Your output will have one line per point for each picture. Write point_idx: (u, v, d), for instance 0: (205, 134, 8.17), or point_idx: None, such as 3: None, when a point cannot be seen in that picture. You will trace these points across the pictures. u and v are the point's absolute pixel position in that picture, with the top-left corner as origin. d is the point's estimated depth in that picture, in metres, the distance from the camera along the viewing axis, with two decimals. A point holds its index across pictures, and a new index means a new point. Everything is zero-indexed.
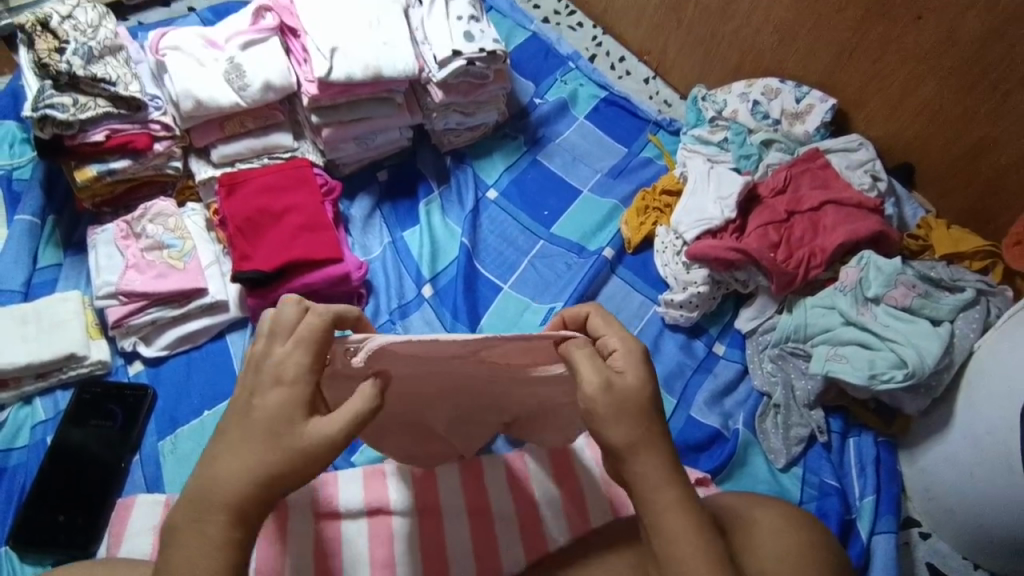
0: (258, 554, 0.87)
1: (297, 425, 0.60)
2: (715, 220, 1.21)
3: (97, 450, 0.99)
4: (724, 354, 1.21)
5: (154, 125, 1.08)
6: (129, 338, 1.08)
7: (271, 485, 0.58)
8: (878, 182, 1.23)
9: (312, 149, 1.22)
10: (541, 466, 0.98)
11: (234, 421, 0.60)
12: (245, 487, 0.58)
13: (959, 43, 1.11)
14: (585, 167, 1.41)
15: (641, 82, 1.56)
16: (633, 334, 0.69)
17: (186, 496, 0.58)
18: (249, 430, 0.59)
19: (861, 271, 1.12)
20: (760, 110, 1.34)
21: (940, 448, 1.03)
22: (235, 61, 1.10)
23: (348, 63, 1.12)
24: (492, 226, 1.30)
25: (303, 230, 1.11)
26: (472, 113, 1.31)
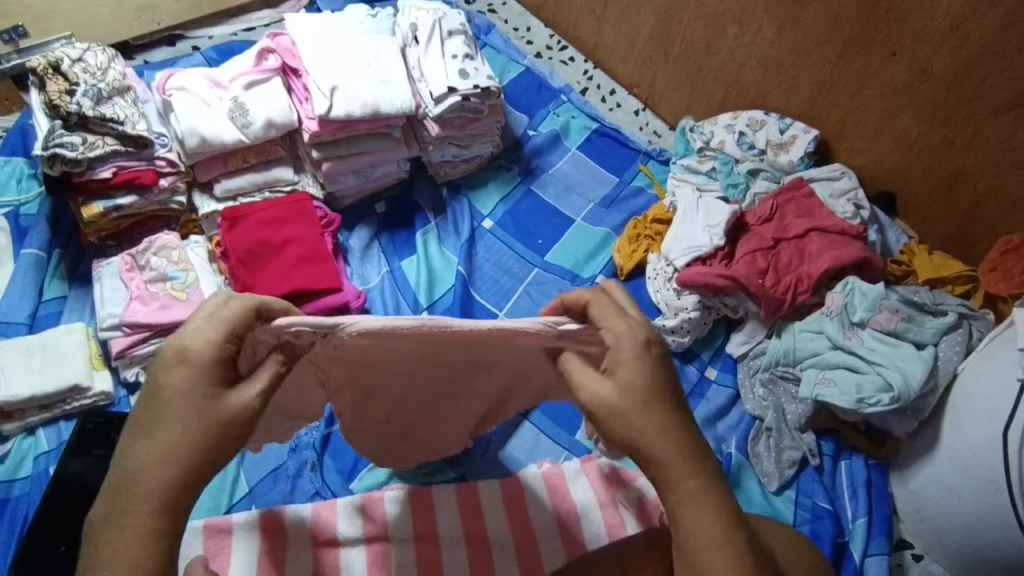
0: None
1: (211, 399, 0.58)
2: (704, 247, 1.24)
3: (96, 480, 0.99)
4: (716, 378, 1.24)
5: (160, 162, 1.12)
6: (132, 369, 1.09)
7: (198, 472, 0.57)
8: (860, 211, 1.27)
9: (312, 182, 1.25)
10: (537, 492, 1.00)
11: (146, 405, 0.57)
12: (166, 475, 0.55)
13: (932, 78, 1.16)
14: (578, 196, 1.45)
15: (631, 114, 1.61)
16: None
17: (106, 491, 0.55)
18: (162, 411, 0.57)
19: (846, 296, 1.15)
20: (745, 141, 1.39)
21: (929, 470, 1.05)
22: (239, 100, 1.14)
23: (347, 101, 1.16)
24: (488, 255, 1.34)
25: (303, 261, 1.14)
26: (468, 146, 1.35)
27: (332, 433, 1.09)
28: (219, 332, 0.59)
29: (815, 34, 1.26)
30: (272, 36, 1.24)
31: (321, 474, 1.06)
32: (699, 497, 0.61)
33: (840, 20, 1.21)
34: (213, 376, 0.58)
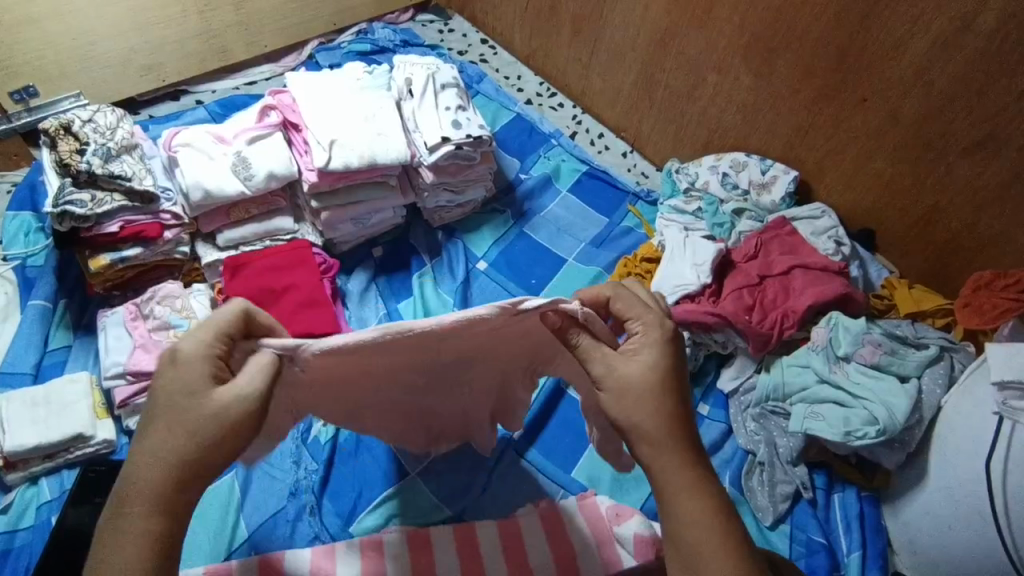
0: None
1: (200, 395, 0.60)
2: (691, 285, 1.28)
3: (94, 529, 1.00)
4: (708, 414, 1.26)
5: (165, 215, 1.16)
6: (134, 417, 1.12)
7: (195, 464, 0.59)
8: (842, 247, 1.31)
9: (312, 231, 1.30)
10: (535, 532, 1.02)
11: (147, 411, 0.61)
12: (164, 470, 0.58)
13: (902, 121, 1.22)
14: (570, 237, 1.49)
15: (619, 156, 1.67)
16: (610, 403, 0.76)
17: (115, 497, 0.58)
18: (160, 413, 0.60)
19: (831, 331, 1.18)
20: (729, 181, 1.45)
21: (920, 502, 1.07)
22: (242, 154, 1.19)
23: (346, 153, 1.21)
24: (482, 295, 1.37)
25: (302, 308, 1.17)
26: (462, 191, 1.40)
27: (331, 474, 1.12)
28: (206, 338, 0.63)
29: (790, 80, 1.32)
30: (273, 94, 1.30)
31: (320, 517, 1.07)
32: (698, 532, 0.63)
33: (812, 69, 1.28)
34: (202, 376, 0.61)
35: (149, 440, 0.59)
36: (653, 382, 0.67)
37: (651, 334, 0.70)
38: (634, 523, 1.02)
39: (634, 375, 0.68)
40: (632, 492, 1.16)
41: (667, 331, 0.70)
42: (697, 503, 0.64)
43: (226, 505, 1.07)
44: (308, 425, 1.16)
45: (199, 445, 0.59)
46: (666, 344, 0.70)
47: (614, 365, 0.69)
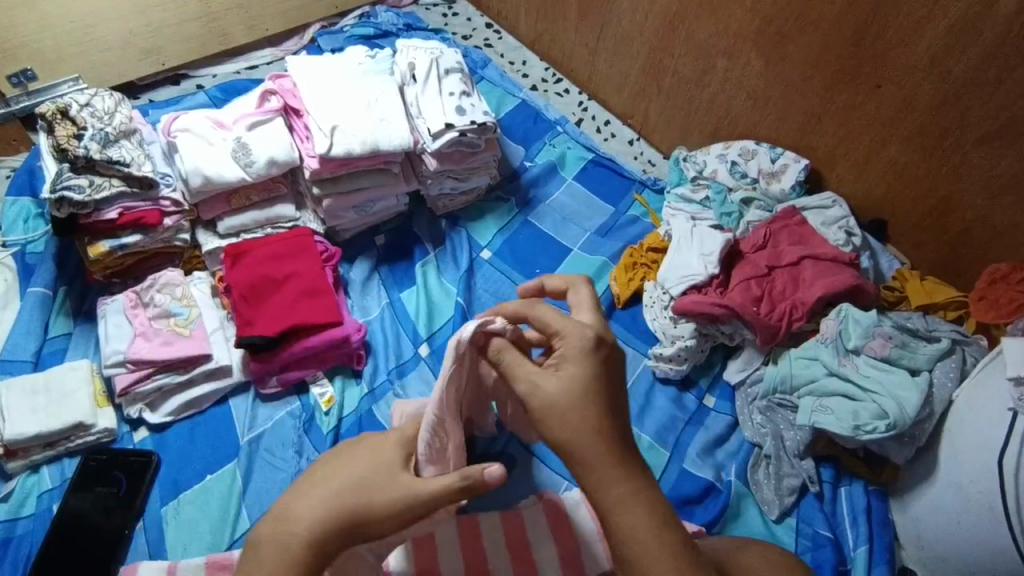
0: None
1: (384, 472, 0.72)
2: (699, 276, 1.26)
3: (97, 518, 1.01)
4: (714, 406, 1.25)
5: (165, 202, 1.15)
6: (135, 405, 1.11)
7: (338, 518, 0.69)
8: (852, 238, 1.28)
9: (314, 218, 1.28)
10: (539, 526, 1.00)
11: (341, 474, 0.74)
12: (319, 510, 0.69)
13: (918, 109, 1.19)
14: (575, 226, 1.47)
15: (626, 144, 1.64)
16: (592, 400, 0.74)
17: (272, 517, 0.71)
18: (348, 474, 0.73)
19: (840, 324, 1.16)
20: (738, 170, 1.41)
21: (929, 495, 1.06)
22: (242, 140, 1.17)
23: (348, 139, 1.19)
24: (486, 284, 1.36)
25: (303, 297, 1.16)
26: (466, 178, 1.38)
27: None
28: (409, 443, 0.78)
29: (803, 67, 1.29)
30: (273, 78, 1.27)
31: None
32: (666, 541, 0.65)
33: (826, 55, 1.25)
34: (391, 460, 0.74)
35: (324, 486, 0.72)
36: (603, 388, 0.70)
37: (572, 348, 0.71)
38: None
39: (558, 392, 0.69)
40: None
41: (588, 343, 0.72)
42: (650, 522, 0.66)
43: (228, 496, 1.06)
44: (311, 413, 1.15)
45: (368, 511, 0.69)
46: (589, 356, 0.71)
47: (537, 384, 0.71)
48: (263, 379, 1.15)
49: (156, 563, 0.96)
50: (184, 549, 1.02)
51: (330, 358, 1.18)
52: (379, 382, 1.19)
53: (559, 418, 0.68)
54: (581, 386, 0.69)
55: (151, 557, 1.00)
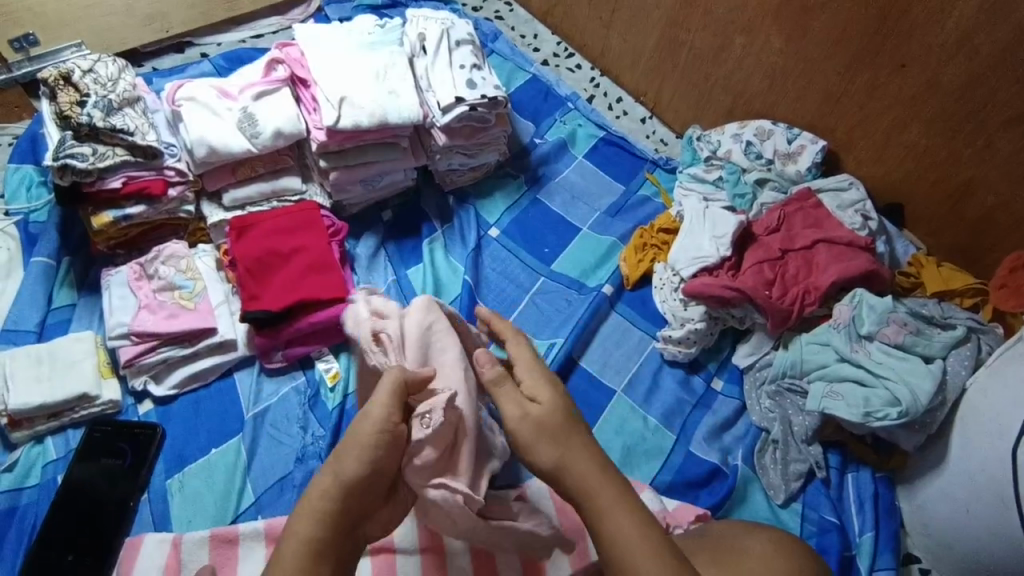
0: None
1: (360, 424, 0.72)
2: (711, 258, 1.24)
3: (103, 488, 1.01)
4: (721, 389, 1.24)
5: (169, 171, 1.13)
6: (140, 377, 1.10)
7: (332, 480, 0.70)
8: (869, 222, 1.26)
9: (320, 192, 1.26)
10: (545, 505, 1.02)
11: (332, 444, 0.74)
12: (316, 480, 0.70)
13: (942, 89, 1.16)
14: (584, 205, 1.45)
15: (637, 122, 1.61)
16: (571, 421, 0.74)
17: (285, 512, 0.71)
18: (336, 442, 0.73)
19: (854, 309, 1.14)
20: (753, 150, 1.38)
21: (937, 483, 1.05)
22: (248, 110, 1.15)
23: (355, 111, 1.16)
24: (494, 263, 1.34)
25: (309, 271, 1.15)
26: (475, 154, 1.36)
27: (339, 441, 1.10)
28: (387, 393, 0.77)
29: (824, 44, 1.25)
30: (280, 46, 1.24)
31: None
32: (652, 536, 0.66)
33: (848, 32, 1.21)
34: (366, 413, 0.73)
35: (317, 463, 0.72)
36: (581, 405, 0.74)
37: (541, 376, 0.75)
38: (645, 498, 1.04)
39: (545, 414, 0.71)
40: (642, 467, 1.14)
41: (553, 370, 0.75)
42: (635, 523, 0.67)
43: (233, 469, 1.06)
44: (316, 389, 1.14)
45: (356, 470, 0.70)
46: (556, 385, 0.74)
47: (526, 409, 0.71)
48: (268, 354, 1.14)
49: (160, 536, 0.97)
50: (188, 522, 1.02)
51: (335, 334, 1.17)
52: None
53: (546, 442, 0.70)
54: (562, 408, 0.72)
55: (155, 529, 1.01)
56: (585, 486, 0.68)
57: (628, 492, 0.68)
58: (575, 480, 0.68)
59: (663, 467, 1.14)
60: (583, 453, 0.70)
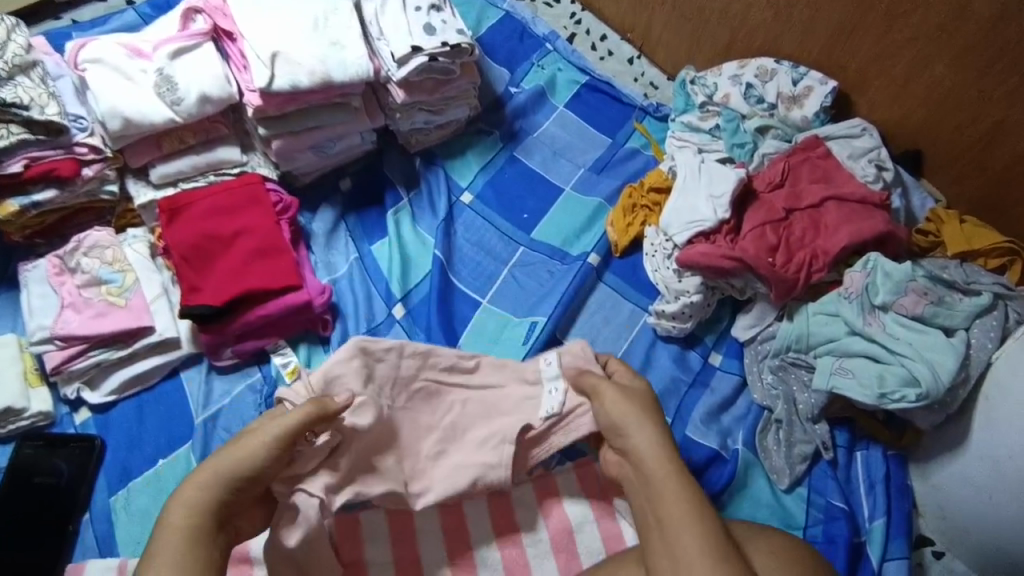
0: None
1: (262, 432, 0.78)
2: (707, 222, 1.10)
3: (40, 509, 0.92)
4: (720, 364, 1.13)
5: (80, 149, 0.98)
6: (72, 384, 0.99)
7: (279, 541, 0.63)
8: (883, 173, 1.13)
9: (264, 162, 1.11)
10: (528, 502, 0.97)
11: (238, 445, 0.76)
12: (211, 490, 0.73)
13: (970, 20, 1.01)
14: (567, 162, 1.30)
15: (624, 63, 1.43)
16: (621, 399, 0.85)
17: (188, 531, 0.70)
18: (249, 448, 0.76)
19: (868, 275, 1.02)
20: (753, 94, 1.23)
21: (956, 465, 0.97)
22: (165, 73, 0.98)
23: (292, 69, 1.00)
24: (467, 233, 1.21)
25: (254, 257, 1.02)
26: (441, 111, 1.20)
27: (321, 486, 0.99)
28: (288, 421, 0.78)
29: None
30: None
31: None
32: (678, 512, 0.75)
33: None
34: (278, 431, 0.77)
35: (224, 459, 0.75)
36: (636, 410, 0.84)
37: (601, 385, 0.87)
38: None
39: (615, 397, 0.86)
40: None
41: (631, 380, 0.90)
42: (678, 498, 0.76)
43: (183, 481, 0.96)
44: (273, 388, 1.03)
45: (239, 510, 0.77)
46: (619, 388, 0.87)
47: (599, 400, 0.87)
48: (216, 351, 1.02)
49: (104, 563, 0.89)
50: (134, 544, 0.93)
51: (290, 323, 1.04)
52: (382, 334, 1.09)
53: (642, 430, 0.82)
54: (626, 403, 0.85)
55: (100, 552, 0.92)
56: (668, 491, 0.77)
57: (708, 507, 0.76)
58: (637, 457, 0.81)
59: None
60: (675, 466, 0.79)
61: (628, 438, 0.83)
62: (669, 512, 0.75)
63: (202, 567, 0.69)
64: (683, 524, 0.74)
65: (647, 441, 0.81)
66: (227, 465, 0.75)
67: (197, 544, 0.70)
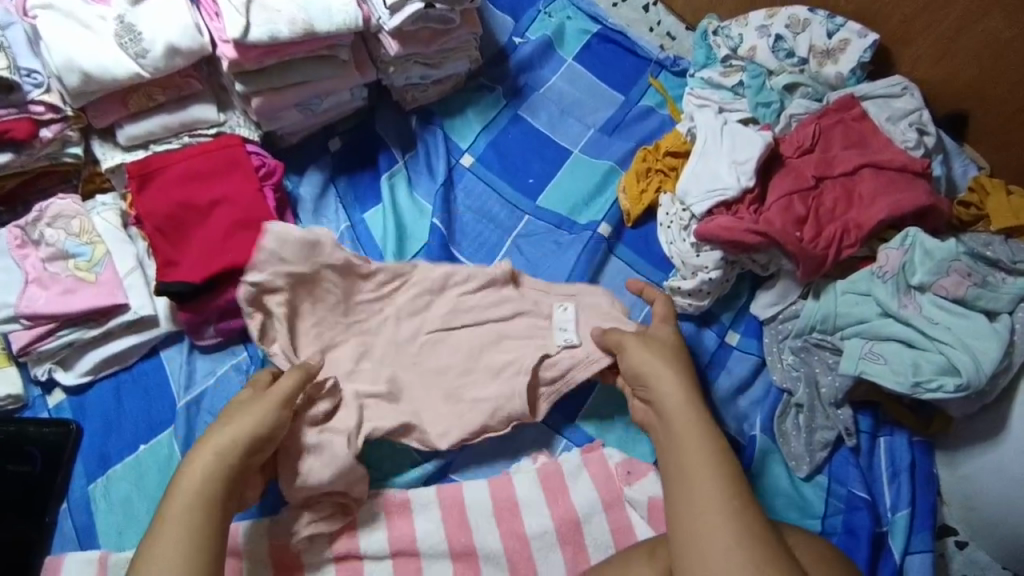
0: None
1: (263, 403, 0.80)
2: (730, 190, 1.01)
3: (13, 499, 0.86)
4: (737, 344, 1.05)
5: (36, 107, 0.88)
6: (43, 365, 0.92)
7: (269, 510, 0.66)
8: (924, 138, 1.03)
9: (244, 122, 1.00)
10: (534, 491, 0.91)
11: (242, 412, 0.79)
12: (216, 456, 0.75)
13: None
14: (575, 122, 1.19)
15: (639, 11, 1.30)
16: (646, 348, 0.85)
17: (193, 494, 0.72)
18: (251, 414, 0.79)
19: (905, 253, 0.94)
20: (783, 47, 1.12)
21: (990, 454, 0.92)
22: (126, 20, 0.88)
23: (270, 18, 0.90)
24: (469, 200, 1.12)
25: (237, 228, 0.93)
26: (438, 65, 1.09)
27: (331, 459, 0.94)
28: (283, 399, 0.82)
29: None
30: None
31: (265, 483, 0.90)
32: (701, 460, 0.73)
33: None
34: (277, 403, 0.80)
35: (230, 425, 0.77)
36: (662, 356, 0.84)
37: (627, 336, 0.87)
38: (648, 484, 0.90)
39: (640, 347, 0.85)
40: (646, 441, 0.96)
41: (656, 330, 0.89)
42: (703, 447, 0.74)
43: (165, 468, 0.90)
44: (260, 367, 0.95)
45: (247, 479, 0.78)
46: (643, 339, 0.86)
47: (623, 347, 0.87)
48: (198, 329, 0.94)
49: (83, 556, 0.83)
50: (116, 535, 0.87)
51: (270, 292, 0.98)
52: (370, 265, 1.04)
53: (665, 380, 0.81)
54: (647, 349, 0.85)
55: (80, 544, 0.86)
56: (693, 442, 0.75)
57: (733, 460, 0.73)
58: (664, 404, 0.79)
59: None
60: (700, 418, 0.77)
61: (653, 387, 0.81)
62: (692, 462, 0.73)
63: (207, 530, 0.70)
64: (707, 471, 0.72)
65: (671, 386, 0.80)
66: (235, 431, 0.76)
67: (203, 507, 0.71)
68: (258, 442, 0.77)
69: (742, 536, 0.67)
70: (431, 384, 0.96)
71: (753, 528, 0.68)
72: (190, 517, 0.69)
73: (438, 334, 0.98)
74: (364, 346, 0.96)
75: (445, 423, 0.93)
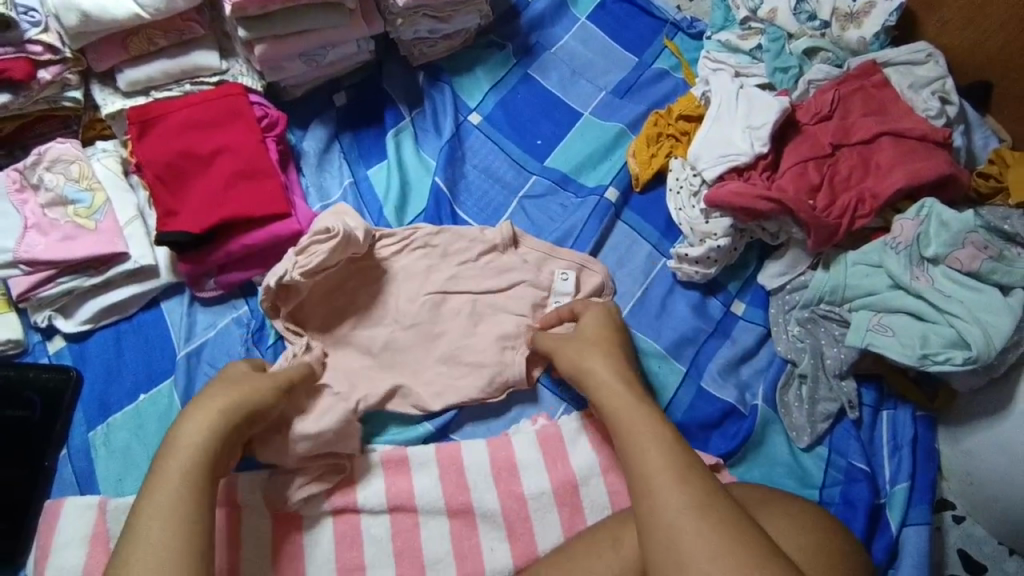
0: (93, 526, 0.82)
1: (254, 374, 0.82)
2: (743, 156, 0.98)
3: (16, 443, 0.86)
4: (743, 313, 1.03)
5: (34, 47, 0.87)
6: (43, 312, 0.92)
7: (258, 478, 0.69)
8: (947, 107, 1.00)
9: (246, 71, 0.98)
10: (532, 452, 0.91)
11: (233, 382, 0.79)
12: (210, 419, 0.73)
13: None
14: (587, 83, 1.16)
15: None
16: (583, 339, 0.86)
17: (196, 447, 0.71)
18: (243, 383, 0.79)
19: (920, 224, 0.92)
20: (805, 8, 1.08)
21: (995, 430, 0.91)
22: None
23: None
24: (474, 159, 1.09)
25: (236, 179, 0.91)
26: (447, 18, 1.06)
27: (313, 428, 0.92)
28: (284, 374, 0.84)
29: None
30: None
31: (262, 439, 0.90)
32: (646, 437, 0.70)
33: None
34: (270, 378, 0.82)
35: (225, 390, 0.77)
36: (600, 349, 0.84)
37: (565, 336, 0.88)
38: None
39: (580, 342, 0.86)
40: None
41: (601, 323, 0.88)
42: (646, 425, 0.71)
43: (163, 417, 0.90)
44: (261, 322, 0.95)
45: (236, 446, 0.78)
46: (587, 333, 0.87)
47: (559, 346, 0.88)
48: (198, 281, 0.93)
49: (82, 502, 0.83)
50: (114, 483, 0.87)
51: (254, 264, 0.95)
52: (370, 221, 1.02)
53: (603, 369, 0.80)
54: (586, 341, 0.86)
55: (78, 490, 0.86)
56: (636, 421, 0.72)
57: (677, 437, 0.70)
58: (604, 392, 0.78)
59: (670, 404, 0.96)
60: (642, 403, 0.75)
61: (589, 385, 0.80)
62: (637, 441, 0.70)
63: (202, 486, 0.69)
64: (650, 447, 0.68)
65: (603, 370, 0.81)
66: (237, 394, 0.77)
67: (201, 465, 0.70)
68: (253, 414, 0.77)
69: (696, 504, 0.63)
70: (431, 346, 0.95)
71: (707, 494, 0.63)
72: (182, 475, 0.69)
73: (439, 296, 0.97)
74: (362, 311, 0.96)
75: (444, 385, 0.93)
